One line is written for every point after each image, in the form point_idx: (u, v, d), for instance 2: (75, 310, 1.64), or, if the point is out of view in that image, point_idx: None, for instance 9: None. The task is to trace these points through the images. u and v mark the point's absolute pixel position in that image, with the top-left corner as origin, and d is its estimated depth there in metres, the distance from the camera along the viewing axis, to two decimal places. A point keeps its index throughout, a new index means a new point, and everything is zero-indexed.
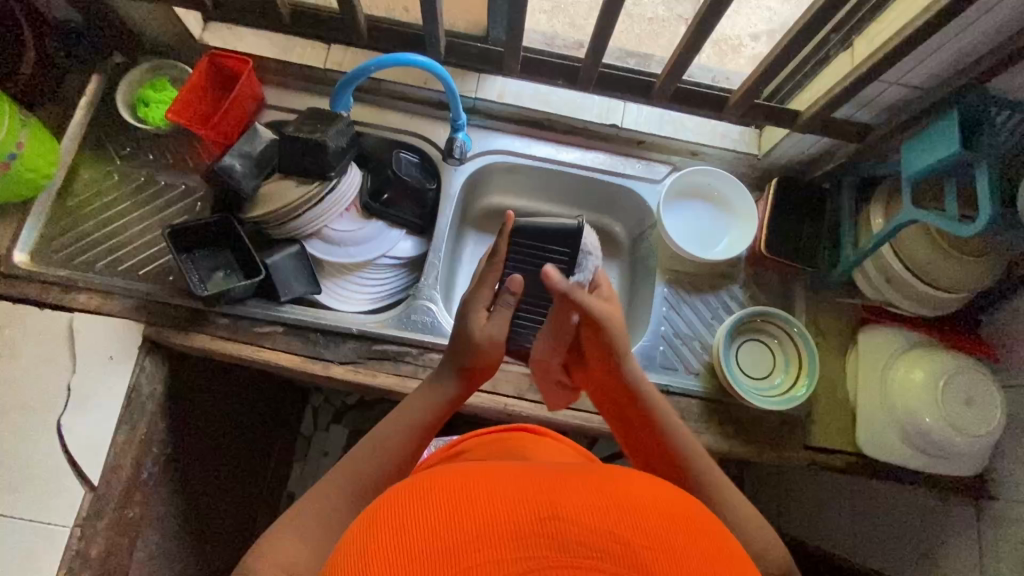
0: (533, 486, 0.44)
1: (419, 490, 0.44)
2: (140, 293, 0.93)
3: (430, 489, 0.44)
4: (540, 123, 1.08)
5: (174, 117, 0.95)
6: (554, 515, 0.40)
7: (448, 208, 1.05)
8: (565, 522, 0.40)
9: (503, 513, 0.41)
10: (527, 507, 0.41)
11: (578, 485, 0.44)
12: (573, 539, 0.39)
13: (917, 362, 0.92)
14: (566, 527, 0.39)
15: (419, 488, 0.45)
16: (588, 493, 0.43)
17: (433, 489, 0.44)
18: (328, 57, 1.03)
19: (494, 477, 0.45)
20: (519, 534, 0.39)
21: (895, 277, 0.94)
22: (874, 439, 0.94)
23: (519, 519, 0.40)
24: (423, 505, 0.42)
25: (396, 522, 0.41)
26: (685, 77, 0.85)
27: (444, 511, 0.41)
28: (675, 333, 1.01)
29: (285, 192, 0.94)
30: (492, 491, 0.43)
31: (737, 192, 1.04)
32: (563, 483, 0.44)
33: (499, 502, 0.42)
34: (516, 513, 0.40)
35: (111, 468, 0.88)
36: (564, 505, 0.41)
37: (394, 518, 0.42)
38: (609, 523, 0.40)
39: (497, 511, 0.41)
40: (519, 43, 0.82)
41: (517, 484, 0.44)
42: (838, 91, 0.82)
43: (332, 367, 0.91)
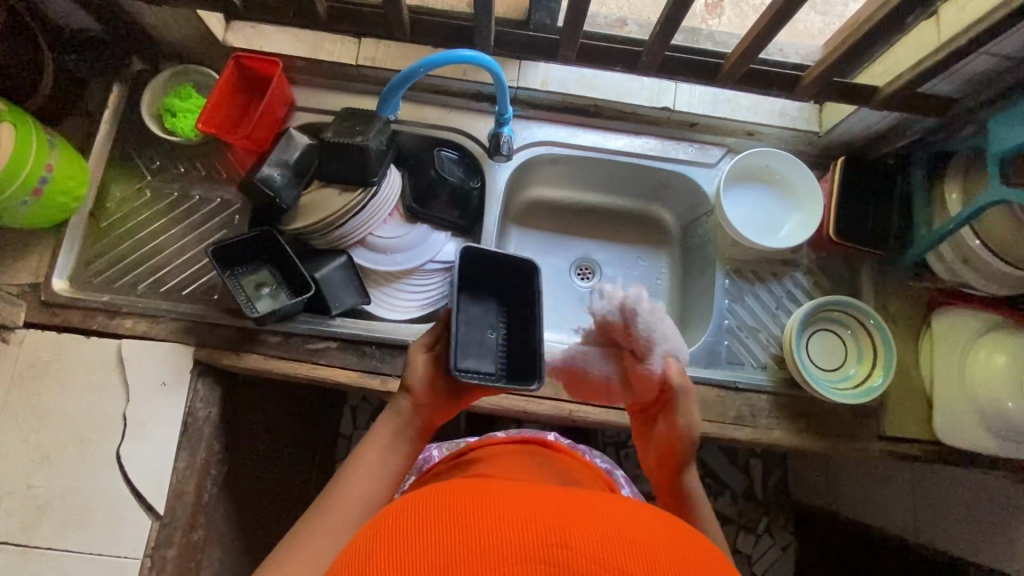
0: (550, 506, 0.40)
1: (426, 497, 0.43)
2: (187, 315, 0.90)
3: (436, 500, 0.42)
4: (586, 110, 1.02)
5: (205, 127, 0.89)
6: (564, 542, 0.37)
7: (494, 207, 1.00)
8: (574, 549, 0.36)
9: (508, 530, 0.38)
10: (539, 530, 0.38)
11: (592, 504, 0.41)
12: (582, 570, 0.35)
13: (998, 346, 0.88)
14: (572, 555, 0.36)
15: (423, 499, 0.43)
16: (600, 515, 0.40)
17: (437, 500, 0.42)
18: (359, 53, 0.97)
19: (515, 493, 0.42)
20: (526, 558, 0.36)
21: (973, 258, 0.88)
22: (954, 427, 0.91)
23: (529, 542, 0.37)
24: (426, 517, 0.40)
25: (397, 532, 0.40)
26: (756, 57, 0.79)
27: (444, 525, 0.39)
28: (739, 326, 0.97)
29: (328, 202, 0.90)
30: (503, 506, 0.40)
31: (800, 174, 0.98)
32: (576, 502, 0.42)
33: (513, 522, 0.38)
34: (521, 534, 0.37)
35: (175, 497, 0.86)
36: (574, 526, 0.38)
37: (395, 526, 0.41)
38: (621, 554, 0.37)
39: (501, 527, 0.38)
40: (579, 30, 0.75)
41: (525, 501, 0.41)
42: (926, 64, 0.76)
43: (391, 381, 0.88)
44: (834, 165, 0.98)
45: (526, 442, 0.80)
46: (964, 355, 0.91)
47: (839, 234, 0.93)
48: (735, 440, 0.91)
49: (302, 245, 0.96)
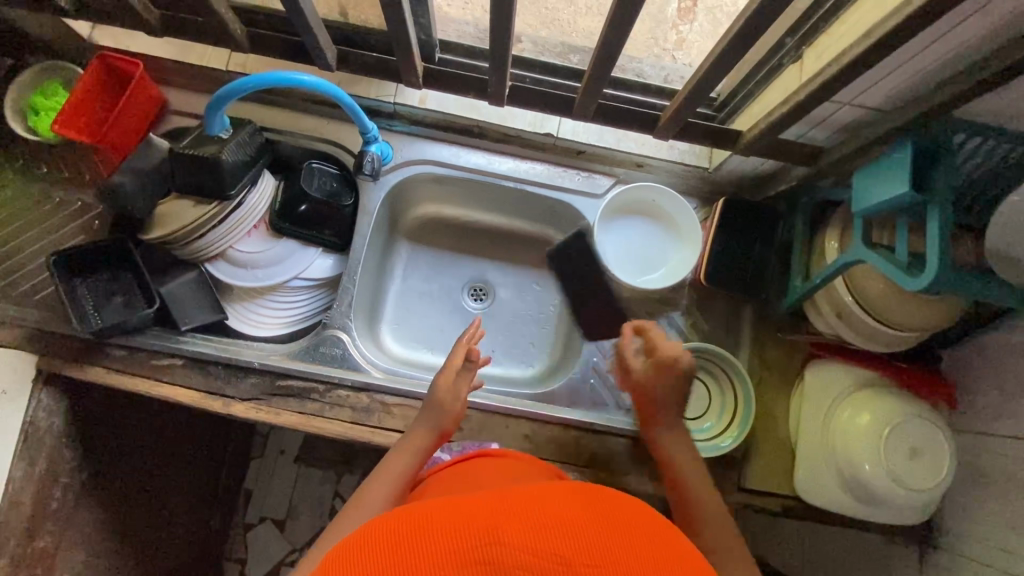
0: (467, 512, 0.42)
1: (361, 539, 0.44)
2: (33, 322, 0.88)
3: (378, 529, 0.44)
4: (470, 131, 0.98)
5: (61, 129, 0.87)
6: (495, 541, 0.39)
7: (367, 225, 0.97)
8: (505, 545, 0.39)
9: (440, 540, 0.40)
10: (463, 535, 0.40)
11: (523, 503, 0.43)
12: (513, 564, 0.38)
13: (864, 405, 0.85)
14: (504, 552, 0.38)
15: (360, 537, 0.44)
16: (525, 510, 0.42)
17: (378, 530, 0.43)
18: (231, 59, 0.94)
19: (427, 514, 0.44)
20: (463, 562, 0.38)
21: (846, 313, 0.85)
22: (813, 484, 0.88)
23: (456, 548, 0.39)
24: (366, 551, 0.41)
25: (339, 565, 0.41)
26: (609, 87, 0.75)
27: (386, 551, 0.41)
28: (607, 365, 0.94)
29: (178, 214, 0.87)
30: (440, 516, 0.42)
31: (682, 211, 0.94)
32: (509, 500, 0.44)
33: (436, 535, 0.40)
34: (455, 544, 0.39)
35: (9, 506, 0.85)
36: (504, 525, 0.40)
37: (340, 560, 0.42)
38: (553, 543, 0.39)
39: (432, 538, 0.40)
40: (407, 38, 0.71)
41: (457, 510, 0.43)
42: (782, 113, 0.71)
43: (233, 404, 0.86)
44: (718, 203, 0.94)
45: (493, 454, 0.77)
46: (831, 411, 0.88)
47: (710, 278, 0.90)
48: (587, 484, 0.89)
49: (162, 256, 0.92)
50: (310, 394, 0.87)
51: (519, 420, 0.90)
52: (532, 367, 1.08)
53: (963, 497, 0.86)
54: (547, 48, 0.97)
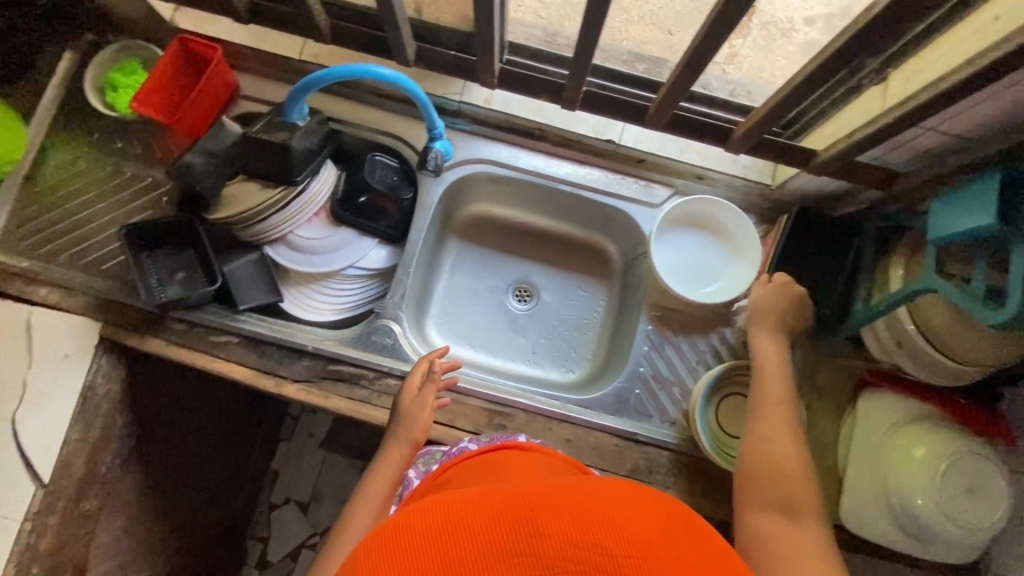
0: (496, 505, 0.41)
1: (386, 530, 0.43)
2: (100, 290, 0.91)
3: (412, 518, 0.42)
4: (531, 132, 0.99)
5: (140, 108, 0.90)
6: (535, 534, 0.38)
7: (424, 219, 0.98)
8: (546, 537, 0.38)
9: (477, 532, 0.39)
10: (493, 530, 0.39)
11: (560, 495, 0.42)
12: (555, 556, 0.37)
13: (919, 438, 0.83)
14: (546, 543, 0.38)
15: (390, 528, 0.43)
16: (562, 502, 0.41)
17: (410, 519, 0.42)
18: (304, 48, 0.96)
19: (451, 505, 0.43)
20: (501, 555, 0.38)
21: (907, 341, 0.83)
22: (859, 514, 0.86)
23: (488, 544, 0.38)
24: (400, 542, 0.40)
25: (373, 559, 0.40)
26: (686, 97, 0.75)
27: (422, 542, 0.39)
28: (654, 376, 0.93)
29: (246, 197, 0.89)
30: (476, 507, 0.41)
31: (741, 227, 0.93)
32: (546, 492, 0.43)
33: (467, 527, 0.40)
34: (494, 536, 0.39)
35: (64, 466, 0.88)
36: (541, 515, 0.40)
37: (371, 553, 0.41)
38: (593, 533, 0.38)
39: (468, 530, 0.39)
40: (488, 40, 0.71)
41: (491, 501, 0.42)
42: (864, 134, 0.70)
43: (285, 384, 0.88)
44: (783, 219, 0.92)
45: (500, 447, 0.75)
46: (883, 441, 0.86)
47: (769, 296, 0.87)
48: None
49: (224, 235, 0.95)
50: (360, 381, 0.89)
51: (562, 424, 0.89)
52: (573, 372, 1.08)
53: (1016, 541, 0.83)
54: (615, 56, 0.97)
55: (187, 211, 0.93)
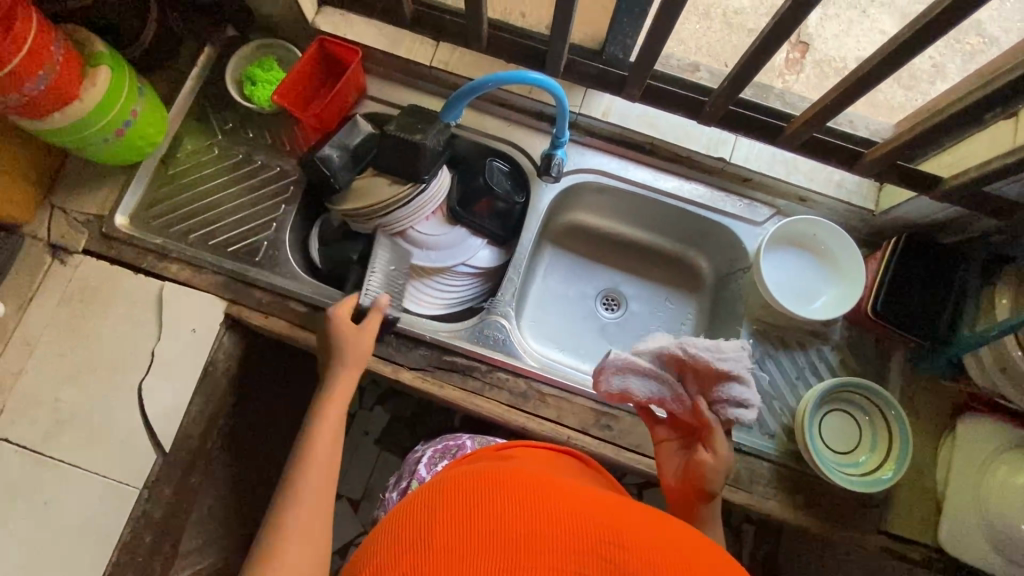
0: (594, 508, 0.45)
1: (487, 476, 0.47)
2: (228, 270, 0.95)
3: (513, 481, 0.47)
4: (640, 146, 1.03)
5: (279, 100, 0.95)
6: (617, 543, 0.41)
7: (534, 223, 1.02)
8: (626, 551, 0.41)
9: (566, 523, 0.42)
10: (588, 526, 0.42)
11: (644, 522, 0.45)
12: (632, 571, 0.39)
13: (1020, 465, 0.83)
14: (626, 557, 0.40)
15: (487, 476, 0.48)
16: (651, 531, 0.44)
17: (508, 483, 0.46)
18: (434, 55, 1.01)
19: (553, 489, 0.47)
20: (583, 550, 0.41)
21: (1012, 369, 0.84)
22: (959, 537, 0.87)
23: (580, 534, 0.41)
24: (494, 498, 0.44)
25: (470, 493, 0.45)
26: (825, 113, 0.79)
27: (515, 507, 0.43)
28: (755, 388, 0.96)
29: (376, 190, 0.94)
30: (569, 503, 0.45)
31: (845, 248, 0.96)
32: (632, 514, 0.46)
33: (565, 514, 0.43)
34: (580, 533, 0.42)
35: (182, 438, 0.90)
36: (626, 534, 0.42)
37: (470, 492, 0.45)
38: (671, 565, 0.40)
39: (560, 518, 0.43)
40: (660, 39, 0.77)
41: (586, 504, 0.46)
42: (1000, 163, 0.74)
43: (402, 371, 0.92)
44: (888, 242, 0.95)
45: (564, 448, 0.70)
46: (983, 465, 0.87)
47: (878, 310, 0.91)
48: (728, 502, 0.90)
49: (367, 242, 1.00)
50: (472, 372, 0.92)
51: None
52: None
53: None
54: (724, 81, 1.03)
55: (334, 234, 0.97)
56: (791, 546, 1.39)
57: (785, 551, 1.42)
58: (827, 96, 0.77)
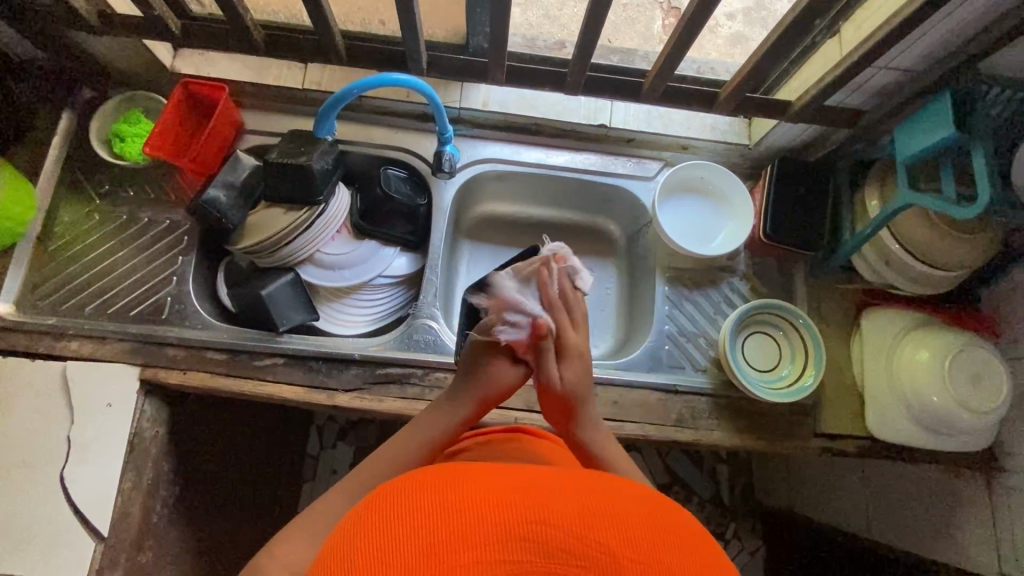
0: (522, 486, 0.44)
1: (407, 485, 0.45)
2: (135, 335, 0.92)
3: (429, 485, 0.44)
4: (528, 128, 1.07)
5: (153, 152, 0.92)
6: (543, 521, 0.40)
7: (442, 221, 1.03)
8: (553, 527, 0.40)
9: (487, 513, 0.40)
10: (516, 509, 0.41)
11: (566, 488, 0.45)
12: (559, 546, 0.39)
13: (922, 342, 0.92)
14: (553, 533, 0.39)
15: (410, 483, 0.45)
16: (579, 498, 0.43)
17: (424, 488, 0.44)
18: (305, 77, 1.02)
19: (481, 478, 0.45)
20: (509, 537, 0.39)
21: (894, 260, 0.92)
22: (883, 421, 0.94)
23: (507, 521, 0.40)
24: (404, 513, 0.42)
25: (392, 509, 0.43)
26: (675, 62, 0.84)
27: (435, 507, 0.41)
28: (679, 331, 1.01)
29: (273, 221, 0.93)
30: (486, 487, 0.43)
31: (730, 184, 1.03)
32: (554, 482, 0.45)
33: (492, 501, 0.41)
34: (505, 517, 0.40)
35: (120, 517, 0.85)
36: (550, 507, 0.41)
37: (386, 506, 0.43)
38: (598, 532, 0.40)
39: (481, 506, 0.41)
40: (507, 27, 0.80)
41: (505, 483, 0.44)
42: (832, 77, 0.81)
43: (338, 395, 0.90)
44: (767, 170, 1.03)
45: (513, 430, 0.76)
46: (891, 351, 0.96)
47: (769, 234, 0.97)
48: (678, 442, 0.94)
49: (303, 287, 0.97)
50: (410, 379, 0.92)
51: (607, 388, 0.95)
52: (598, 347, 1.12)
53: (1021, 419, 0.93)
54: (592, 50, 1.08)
55: (255, 276, 0.96)
56: (766, 474, 1.45)
57: (761, 480, 1.48)
58: (670, 48, 0.82)
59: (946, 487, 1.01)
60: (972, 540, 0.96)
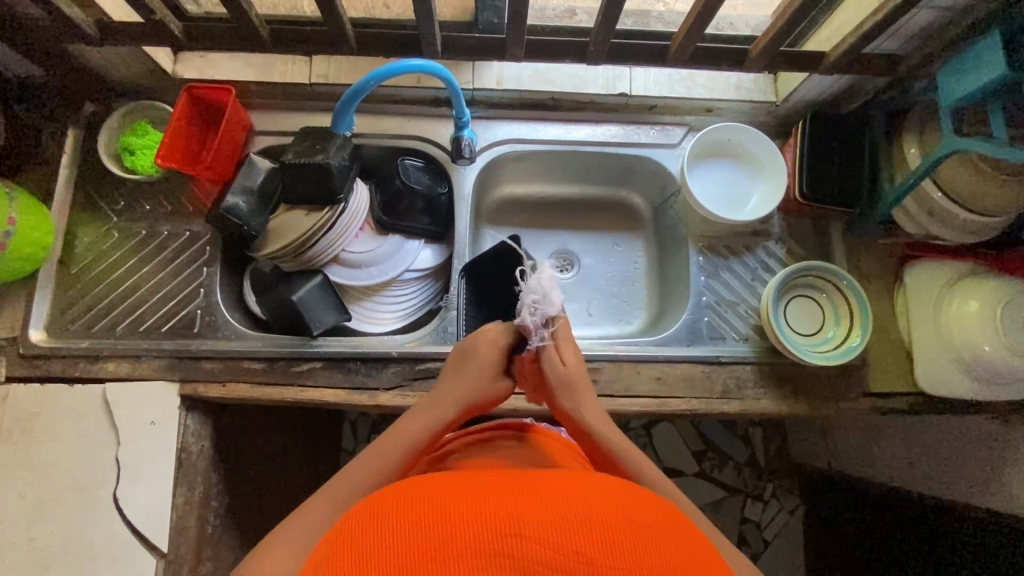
0: (498, 495, 0.43)
1: (384, 501, 0.45)
2: (170, 351, 0.91)
3: (405, 500, 0.44)
4: (544, 104, 1.03)
5: (164, 162, 0.88)
6: (516, 532, 0.39)
7: (465, 210, 1.00)
8: (527, 537, 0.39)
9: (461, 527, 0.40)
10: (490, 521, 0.40)
11: (544, 492, 0.43)
12: (533, 558, 0.38)
13: (971, 293, 0.90)
14: (527, 545, 0.38)
15: (385, 500, 0.45)
16: (555, 503, 0.42)
17: (402, 503, 0.43)
18: (312, 70, 0.98)
19: (457, 489, 0.44)
20: (481, 552, 0.38)
21: (938, 210, 0.89)
22: (934, 376, 0.92)
23: (481, 534, 0.39)
24: (379, 529, 0.41)
25: (366, 527, 0.42)
26: (704, 23, 0.80)
27: (408, 523, 0.41)
28: (717, 300, 0.98)
29: (295, 224, 0.90)
30: (461, 500, 0.42)
31: (760, 145, 1.00)
32: (532, 486, 0.44)
33: (464, 514, 0.41)
34: (477, 530, 0.39)
35: (178, 532, 0.86)
36: (524, 516, 0.40)
37: (365, 521, 0.43)
38: (573, 538, 0.39)
39: (456, 520, 0.40)
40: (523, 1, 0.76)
41: (482, 494, 0.43)
42: (873, 23, 0.76)
43: (379, 395, 0.89)
44: (798, 126, 0.99)
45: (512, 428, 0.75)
46: (939, 304, 0.93)
47: (806, 194, 0.94)
48: (724, 413, 0.93)
49: (332, 287, 0.95)
50: None
51: (649, 364, 0.93)
52: (632, 323, 1.10)
53: None
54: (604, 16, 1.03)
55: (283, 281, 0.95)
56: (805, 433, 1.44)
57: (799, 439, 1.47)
58: (698, 8, 0.78)
59: (998, 436, 0.99)
60: None
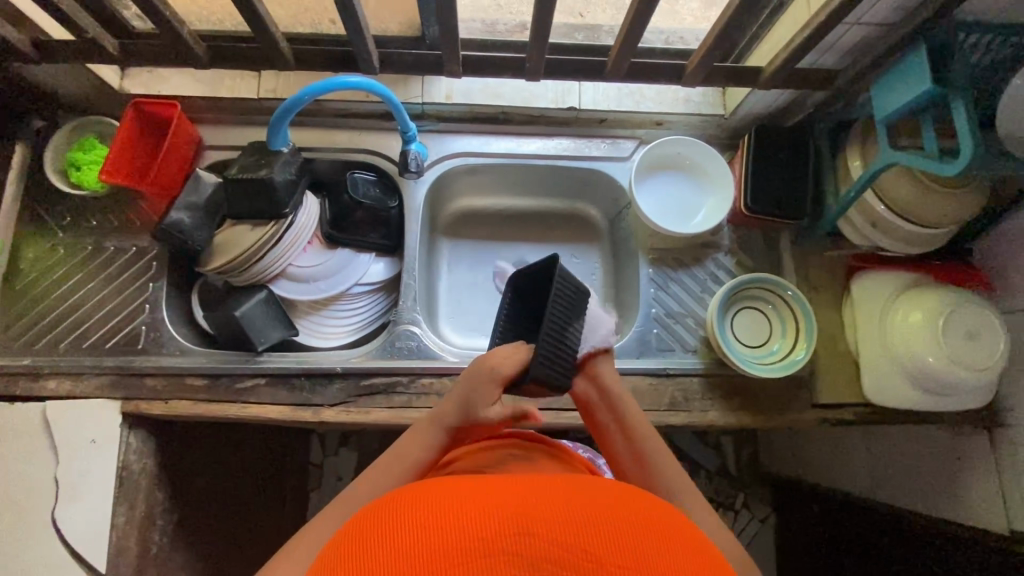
0: (503, 497, 0.43)
1: (386, 511, 0.45)
2: (114, 368, 0.90)
3: (412, 507, 0.44)
4: (495, 118, 1.04)
5: (108, 177, 0.87)
6: (528, 532, 0.40)
7: (415, 222, 1.00)
8: (539, 536, 0.39)
9: (469, 530, 0.40)
10: (496, 523, 0.40)
11: (546, 494, 0.44)
12: (546, 557, 0.38)
13: (915, 303, 0.89)
14: (538, 543, 0.39)
15: (388, 511, 0.45)
16: (562, 504, 0.43)
17: (408, 510, 0.44)
18: (260, 86, 0.99)
19: (463, 492, 0.45)
20: (491, 553, 0.39)
21: (881, 222, 0.89)
22: (881, 387, 0.92)
23: (490, 535, 0.40)
24: (383, 539, 0.41)
25: (367, 542, 0.42)
26: (638, 38, 0.81)
27: (414, 531, 0.41)
28: (667, 313, 0.98)
29: (240, 238, 0.89)
30: (466, 504, 0.43)
31: (708, 157, 1.00)
32: (530, 488, 0.45)
33: (471, 517, 0.41)
34: (485, 530, 0.40)
35: (117, 552, 0.85)
36: (533, 517, 0.41)
37: (378, 528, 0.44)
38: (582, 536, 0.40)
39: (461, 525, 0.41)
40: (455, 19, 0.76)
41: (486, 496, 0.43)
42: (802, 39, 0.77)
43: (324, 411, 0.89)
44: (745, 139, 1.00)
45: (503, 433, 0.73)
46: (884, 314, 0.93)
47: (751, 206, 0.95)
48: (672, 426, 0.93)
49: (277, 303, 0.94)
50: (395, 388, 0.90)
51: None
52: None
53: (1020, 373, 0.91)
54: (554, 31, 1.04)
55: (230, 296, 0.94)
56: (772, 442, 1.44)
57: (767, 448, 1.47)
58: (630, 25, 0.79)
59: (950, 446, 0.99)
60: (978, 497, 0.95)
